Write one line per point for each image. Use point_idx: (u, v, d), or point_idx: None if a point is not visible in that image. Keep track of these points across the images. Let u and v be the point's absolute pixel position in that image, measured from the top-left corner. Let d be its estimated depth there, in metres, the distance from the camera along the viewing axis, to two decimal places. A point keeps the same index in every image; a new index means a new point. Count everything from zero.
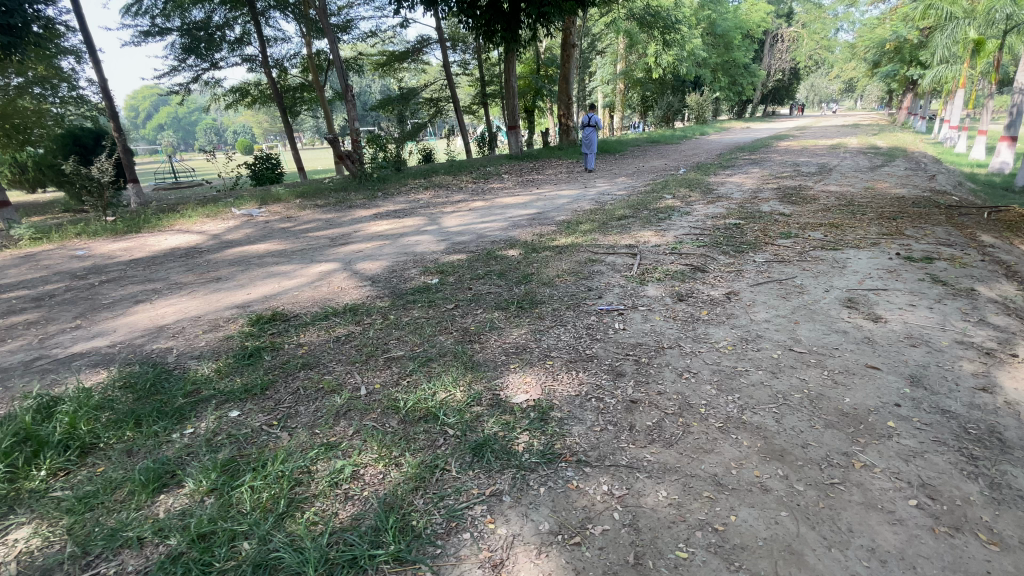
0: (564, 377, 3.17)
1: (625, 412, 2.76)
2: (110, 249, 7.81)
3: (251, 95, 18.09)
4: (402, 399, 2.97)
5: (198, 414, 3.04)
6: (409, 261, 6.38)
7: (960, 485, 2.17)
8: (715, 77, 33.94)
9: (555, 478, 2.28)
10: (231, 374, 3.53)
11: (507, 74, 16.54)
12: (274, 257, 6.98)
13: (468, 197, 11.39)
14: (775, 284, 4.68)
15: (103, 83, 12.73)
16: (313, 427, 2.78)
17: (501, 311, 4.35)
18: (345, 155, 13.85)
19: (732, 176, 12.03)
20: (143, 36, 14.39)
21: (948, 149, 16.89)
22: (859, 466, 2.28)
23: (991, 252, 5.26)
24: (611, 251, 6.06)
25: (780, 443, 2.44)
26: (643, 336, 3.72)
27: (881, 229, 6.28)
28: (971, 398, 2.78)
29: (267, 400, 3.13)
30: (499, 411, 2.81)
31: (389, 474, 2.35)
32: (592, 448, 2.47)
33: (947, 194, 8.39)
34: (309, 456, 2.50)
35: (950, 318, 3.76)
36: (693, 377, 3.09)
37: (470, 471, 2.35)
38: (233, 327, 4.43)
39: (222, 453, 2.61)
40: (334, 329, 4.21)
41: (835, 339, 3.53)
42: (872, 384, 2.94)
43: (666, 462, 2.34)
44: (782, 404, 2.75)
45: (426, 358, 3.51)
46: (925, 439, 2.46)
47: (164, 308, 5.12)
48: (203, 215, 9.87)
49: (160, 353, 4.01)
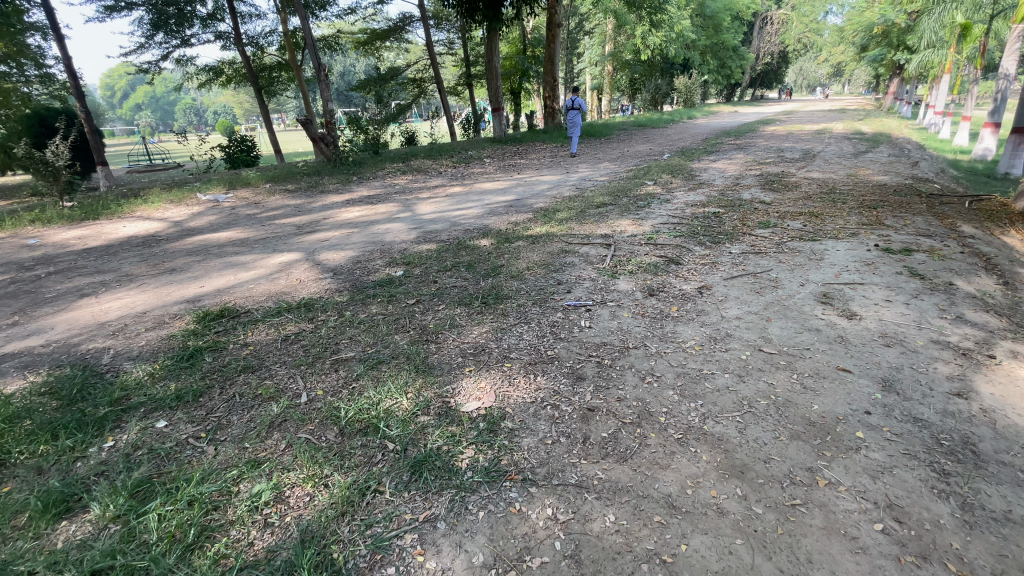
0: (521, 382, 2.97)
1: (581, 421, 2.57)
2: (64, 237, 7.41)
3: (226, 75, 17.37)
4: (343, 408, 2.76)
5: (120, 425, 2.81)
6: (375, 251, 6.11)
7: (929, 505, 2.03)
8: (703, 59, 33.60)
9: (497, 500, 2.09)
10: (166, 378, 3.27)
11: (490, 54, 16.00)
12: (234, 246, 6.66)
13: (446, 182, 11.10)
14: (750, 277, 4.52)
15: (67, 61, 12.08)
16: (241, 441, 2.57)
17: (464, 307, 4.13)
18: (320, 137, 13.36)
19: (716, 161, 11.85)
20: (109, 11, 13.67)
21: (932, 135, 16.82)
22: (823, 484, 2.12)
23: (970, 243, 5.13)
24: (585, 241, 5.86)
25: (741, 457, 2.28)
26: (608, 334, 3.54)
27: (861, 218, 6.14)
28: (944, 404, 2.65)
29: (199, 409, 2.91)
30: (446, 421, 2.61)
31: (316, 497, 2.15)
32: (541, 465, 2.28)
33: (929, 182, 8.27)
34: (232, 476, 2.29)
35: (926, 315, 3.62)
36: (656, 381, 2.91)
37: (406, 492, 2.16)
38: (179, 324, 4.16)
39: (138, 471, 2.41)
40: (285, 327, 3.97)
41: (808, 338, 3.37)
42: (842, 388, 2.79)
43: (618, 481, 2.16)
44: (746, 412, 2.59)
45: (377, 360, 3.28)
46: (895, 452, 2.31)
47: (111, 302, 4.82)
48: (167, 201, 9.43)
49: (96, 354, 3.74)
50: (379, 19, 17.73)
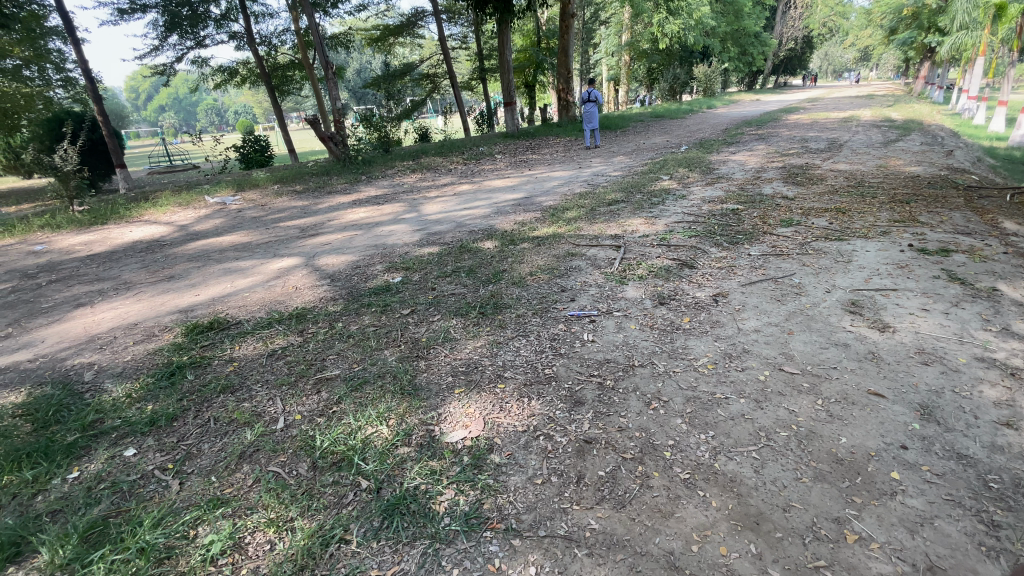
0: (513, 407, 2.71)
1: (576, 457, 2.32)
2: (72, 242, 7.39)
3: (240, 75, 17.36)
4: (318, 437, 2.56)
5: (88, 453, 2.63)
6: (376, 255, 5.91)
7: (976, 568, 1.72)
8: (724, 47, 32.65)
9: (475, 554, 1.86)
10: (144, 399, 3.11)
11: (502, 47, 15.67)
12: (236, 251, 6.53)
13: (456, 180, 10.89)
14: (769, 283, 4.17)
15: (84, 64, 12.13)
16: (208, 474, 2.39)
17: (461, 318, 3.89)
18: (330, 136, 13.27)
19: (736, 153, 11.39)
20: (124, 14, 13.76)
21: (964, 122, 15.89)
22: (852, 540, 1.83)
23: (1014, 241, 4.70)
24: (594, 242, 5.56)
25: (756, 504, 2.00)
26: (612, 350, 3.26)
27: (892, 214, 5.70)
28: (992, 437, 2.31)
29: (170, 435, 2.73)
30: (426, 455, 2.39)
31: (277, 544, 1.96)
32: (527, 511, 2.03)
33: (967, 172, 7.71)
34: (190, 517, 2.11)
35: (968, 327, 3.25)
36: (663, 407, 2.63)
37: (374, 542, 1.94)
38: (167, 337, 4.02)
39: (96, 509, 2.23)
40: (272, 341, 3.79)
41: (834, 355, 3.04)
42: (874, 417, 2.47)
43: (614, 533, 1.91)
44: (764, 446, 2.31)
45: (361, 381, 3.07)
46: (936, 498, 2.00)
47: (104, 313, 4.70)
48: (175, 205, 9.38)
49: (80, 369, 3.60)
50: (392, 15, 17.57)
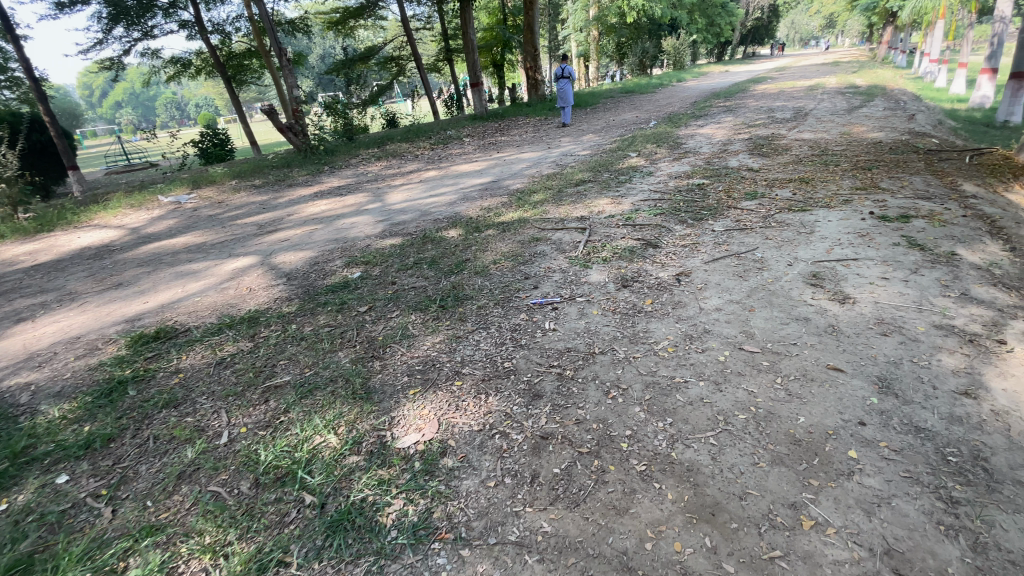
0: (469, 406, 2.61)
1: (531, 454, 2.23)
2: (15, 252, 6.99)
3: (194, 66, 16.59)
4: (262, 452, 2.43)
5: (15, 484, 2.45)
6: (335, 249, 5.70)
7: (934, 549, 1.69)
8: (692, 18, 32.33)
9: (422, 568, 1.77)
10: (81, 419, 2.92)
11: (465, 26, 15.18)
12: (189, 252, 6.24)
13: (422, 166, 10.61)
14: (733, 259, 4.12)
15: (25, 62, 11.44)
16: (143, 499, 2.25)
17: (420, 313, 3.75)
18: (288, 126, 12.73)
19: (704, 126, 11.31)
20: (63, 7, 12.96)
21: (927, 85, 16.11)
22: (808, 526, 1.79)
23: (972, 204, 4.72)
24: (560, 225, 5.44)
25: (712, 494, 1.94)
26: (573, 338, 3.17)
27: (854, 181, 5.73)
28: (950, 408, 2.29)
29: (107, 457, 2.57)
30: (376, 463, 2.28)
31: (211, 573, 1.84)
32: (478, 517, 1.95)
33: (928, 136, 7.77)
34: (119, 549, 1.98)
35: (928, 294, 3.24)
36: (622, 396, 2.55)
37: (316, 563, 1.84)
38: (111, 350, 3.81)
39: (20, 545, 2.07)
40: (222, 347, 3.61)
41: (794, 330, 3.00)
42: (832, 393, 2.43)
43: (566, 535, 1.84)
44: (722, 430, 2.25)
45: (312, 387, 2.92)
46: (893, 476, 1.97)
47: (46, 327, 4.44)
48: (126, 206, 8.95)
49: (14, 391, 3.37)
50: None
